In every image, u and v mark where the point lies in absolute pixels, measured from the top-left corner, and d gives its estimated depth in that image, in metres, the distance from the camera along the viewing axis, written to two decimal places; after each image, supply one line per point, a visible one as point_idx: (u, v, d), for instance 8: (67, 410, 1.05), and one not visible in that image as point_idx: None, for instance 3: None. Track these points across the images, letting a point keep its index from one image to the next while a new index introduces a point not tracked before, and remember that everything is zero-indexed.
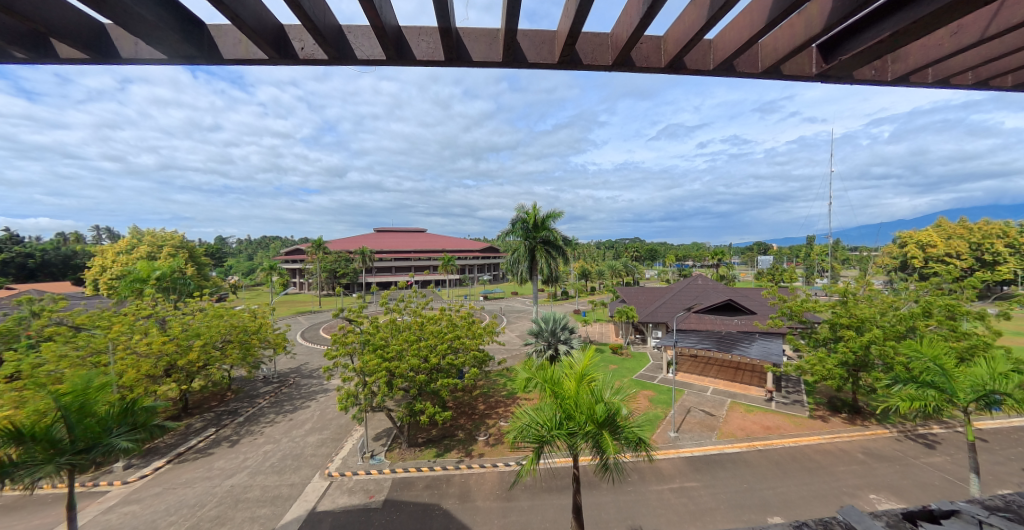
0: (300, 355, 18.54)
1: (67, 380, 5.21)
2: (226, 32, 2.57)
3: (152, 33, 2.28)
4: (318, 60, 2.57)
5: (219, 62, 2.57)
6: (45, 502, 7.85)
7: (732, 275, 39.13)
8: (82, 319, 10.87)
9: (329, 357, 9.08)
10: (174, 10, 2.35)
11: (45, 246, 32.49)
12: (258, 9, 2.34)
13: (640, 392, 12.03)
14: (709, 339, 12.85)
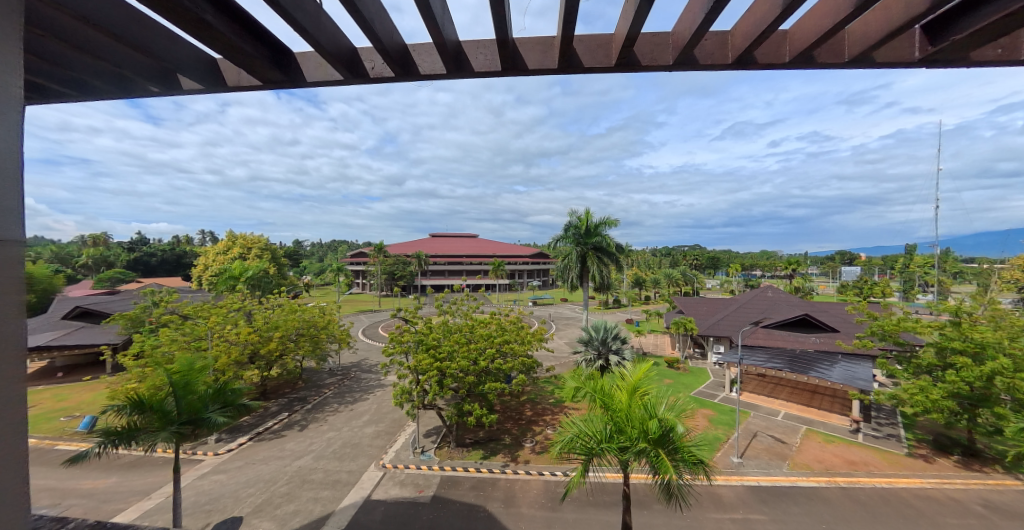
0: (362, 351, 19.72)
1: (177, 360, 5.90)
2: (309, 57, 2.79)
3: (250, 64, 2.54)
4: (386, 78, 2.71)
5: (303, 84, 2.80)
6: (157, 464, 9.02)
7: (811, 289, 35.42)
8: (188, 309, 12.47)
9: (386, 353, 9.53)
10: (264, 43, 2.57)
11: (161, 245, 37.88)
12: (335, 34, 2.51)
13: (699, 410, 11.30)
14: (781, 358, 11.68)
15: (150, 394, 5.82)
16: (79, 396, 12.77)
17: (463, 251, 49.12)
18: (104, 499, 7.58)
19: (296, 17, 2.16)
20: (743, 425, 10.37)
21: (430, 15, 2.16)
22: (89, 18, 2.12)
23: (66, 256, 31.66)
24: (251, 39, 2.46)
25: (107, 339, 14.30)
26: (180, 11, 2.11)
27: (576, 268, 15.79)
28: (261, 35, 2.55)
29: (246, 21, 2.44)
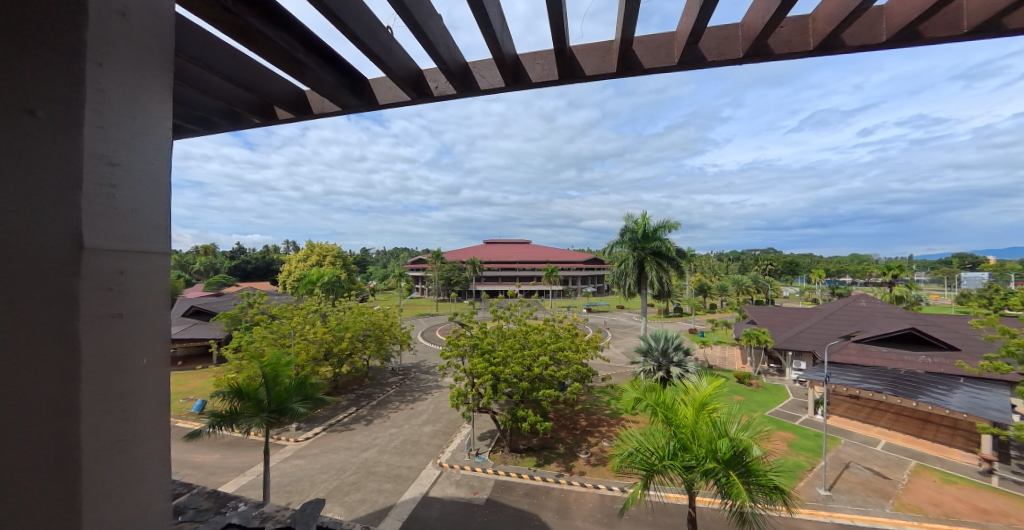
0: (421, 352, 20.54)
1: (269, 354, 6.59)
2: (381, 83, 3.00)
3: (332, 93, 2.86)
4: (449, 96, 2.80)
5: (376, 107, 3.05)
6: (250, 445, 10.06)
7: (916, 299, 30.76)
8: (276, 310, 13.90)
9: (443, 356, 9.85)
10: (343, 73, 2.86)
11: (252, 253, 42.69)
12: (404, 59, 2.66)
13: (777, 432, 10.26)
14: (879, 379, 10.24)
15: (245, 382, 6.60)
16: (191, 381, 14.71)
17: (517, 257, 49.53)
18: (210, 472, 8.60)
19: (369, 46, 2.29)
20: (831, 454, 9.25)
21: (490, 30, 2.17)
22: (213, 66, 2.56)
23: (183, 262, 36.96)
24: (334, 71, 2.76)
25: (212, 334, 16.34)
26: (280, 51, 2.43)
27: (633, 274, 15.20)
28: (342, 67, 2.84)
29: (330, 55, 2.73)
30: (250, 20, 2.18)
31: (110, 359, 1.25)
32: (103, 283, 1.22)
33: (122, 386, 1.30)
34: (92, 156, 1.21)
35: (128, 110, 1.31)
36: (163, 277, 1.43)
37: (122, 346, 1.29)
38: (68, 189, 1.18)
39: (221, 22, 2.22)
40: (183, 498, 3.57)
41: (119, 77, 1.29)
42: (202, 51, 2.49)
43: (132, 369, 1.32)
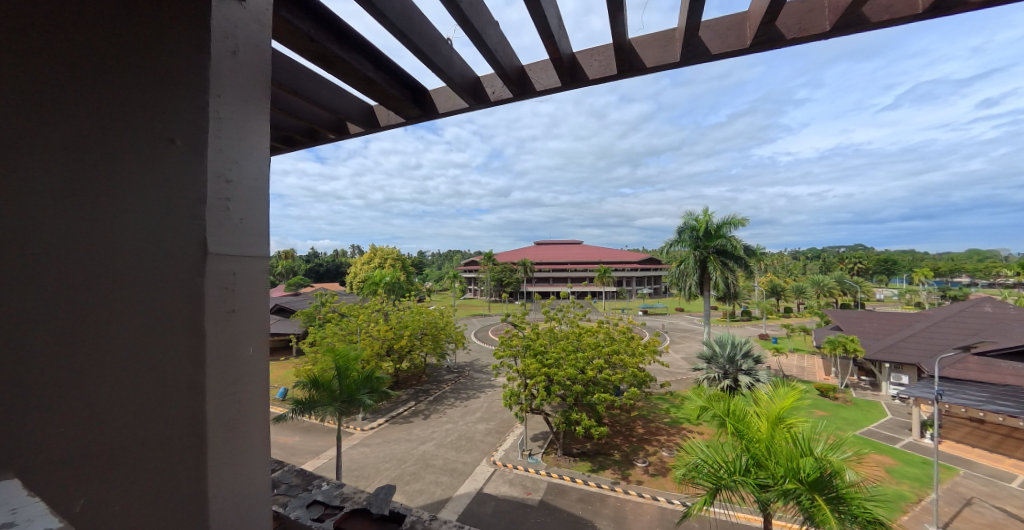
0: (475, 352, 20.96)
1: (340, 348, 7.11)
2: (440, 92, 3.09)
3: (396, 105, 3.01)
4: (506, 99, 2.80)
5: (436, 115, 3.14)
6: (324, 430, 10.92)
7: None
8: (344, 309, 15.00)
9: (497, 356, 9.97)
10: (405, 86, 2.98)
11: (323, 257, 46.45)
12: (462, 67, 2.70)
13: (873, 455, 9.06)
14: (1013, 400, 8.63)
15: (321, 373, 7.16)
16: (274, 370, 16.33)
17: (568, 257, 48.89)
18: (291, 452, 9.45)
19: (431, 58, 2.35)
20: (946, 487, 7.97)
21: (547, 29, 2.13)
22: (296, 90, 2.75)
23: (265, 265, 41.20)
24: (398, 85, 2.90)
25: (290, 329, 18.00)
26: (352, 71, 2.56)
27: (695, 274, 14.32)
28: (403, 80, 2.95)
29: (393, 70, 2.85)
30: (326, 44, 2.34)
31: (225, 343, 1.50)
32: (221, 283, 1.47)
33: (235, 365, 1.55)
34: (213, 177, 1.44)
35: (236, 136, 1.53)
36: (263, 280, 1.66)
37: (236, 336, 1.55)
38: (197, 204, 1.42)
39: (303, 50, 2.37)
40: (278, 473, 3.95)
41: (231, 109, 1.52)
42: (289, 77, 2.72)
43: (240, 356, 1.57)
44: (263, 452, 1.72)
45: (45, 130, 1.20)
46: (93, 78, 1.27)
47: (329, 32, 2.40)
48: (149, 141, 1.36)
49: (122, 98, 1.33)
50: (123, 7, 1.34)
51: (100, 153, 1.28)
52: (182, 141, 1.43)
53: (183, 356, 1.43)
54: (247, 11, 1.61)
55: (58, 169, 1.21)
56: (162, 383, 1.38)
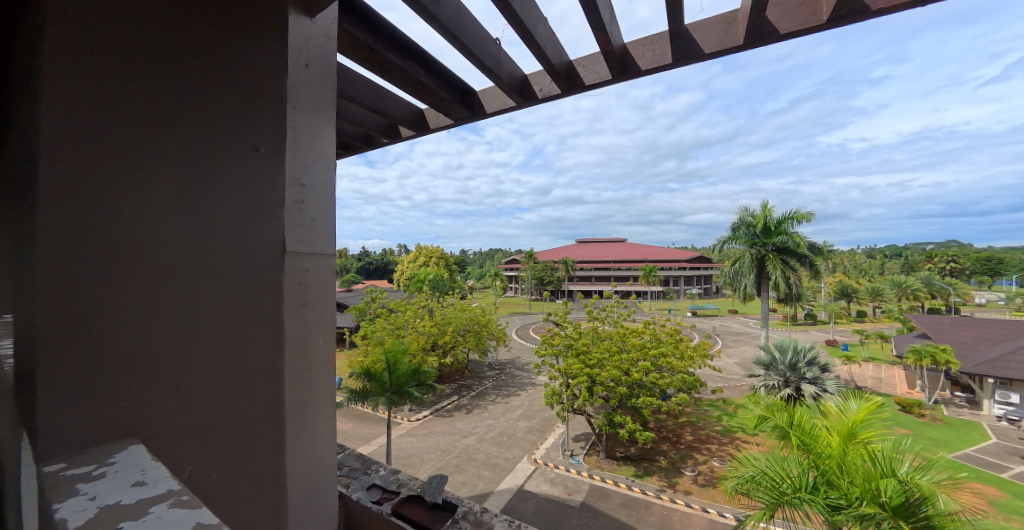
0: (516, 349, 21.10)
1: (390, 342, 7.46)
2: (488, 92, 3.13)
3: (446, 108, 3.09)
4: (553, 96, 2.78)
5: (483, 115, 3.19)
6: (373, 419, 11.51)
7: None
8: (393, 304, 15.69)
9: (539, 354, 9.97)
10: (453, 88, 3.06)
11: (372, 255, 48.82)
12: (509, 66, 2.73)
13: (968, 483, 8.04)
14: None
15: (372, 365, 7.56)
16: None
17: (612, 256, 47.68)
18: (344, 438, 10.06)
19: (482, 59, 2.41)
20: None
21: (599, 20, 2.10)
22: (354, 97, 2.92)
23: None
24: (447, 88, 2.99)
25: (343, 323, 19.13)
26: (407, 77, 2.68)
27: (751, 274, 13.42)
28: (451, 82, 3.03)
29: (443, 73, 2.94)
30: (383, 52, 2.47)
31: (297, 323, 1.80)
32: (297, 278, 1.77)
33: (306, 343, 1.86)
34: (294, 184, 1.74)
35: (307, 148, 1.83)
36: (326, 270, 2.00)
37: (306, 323, 1.86)
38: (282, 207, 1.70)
39: (361, 59, 2.52)
40: (341, 456, 4.24)
41: (304, 120, 1.80)
42: (348, 85, 2.88)
43: (311, 342, 1.89)
44: (325, 416, 2.03)
45: (163, 144, 1.36)
46: (199, 98, 1.44)
47: (385, 40, 2.52)
48: (241, 151, 1.54)
49: (223, 112, 1.51)
50: (219, 26, 1.50)
51: (204, 164, 1.45)
52: (266, 149, 1.62)
53: (271, 342, 1.67)
54: (317, 27, 1.88)
55: (170, 179, 1.37)
56: (255, 363, 1.63)
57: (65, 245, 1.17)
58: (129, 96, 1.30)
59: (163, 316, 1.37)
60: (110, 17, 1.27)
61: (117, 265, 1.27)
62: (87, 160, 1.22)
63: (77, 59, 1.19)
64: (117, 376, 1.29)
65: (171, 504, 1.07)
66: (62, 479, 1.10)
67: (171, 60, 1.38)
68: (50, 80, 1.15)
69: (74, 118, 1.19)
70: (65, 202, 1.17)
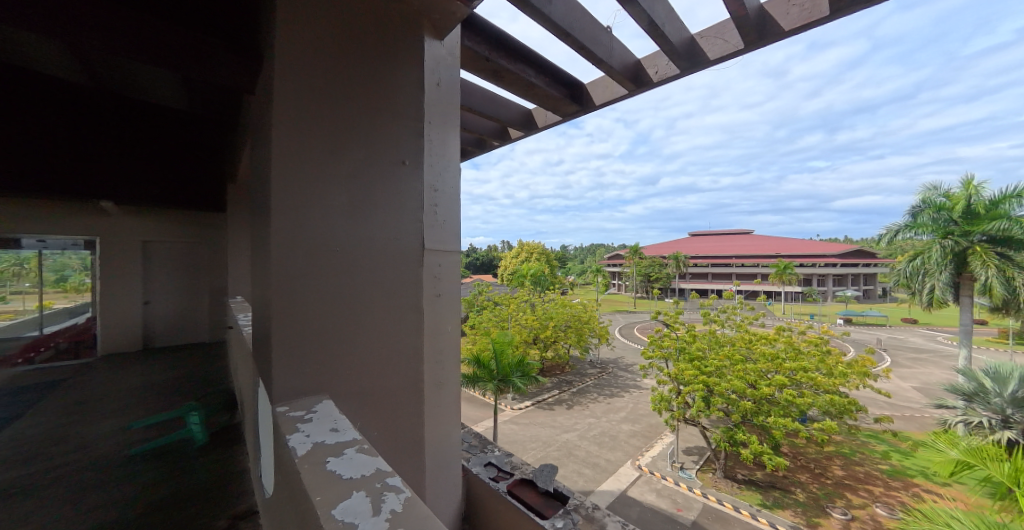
0: (619, 349, 20.30)
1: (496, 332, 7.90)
2: (597, 83, 3.06)
3: (555, 105, 3.13)
4: (671, 77, 2.58)
5: (593, 108, 3.13)
6: (480, 404, 12.34)
7: None
8: (498, 298, 16.54)
9: (646, 356, 9.42)
10: (563, 84, 3.06)
11: (480, 251, 52.01)
12: (621, 51, 2.62)
13: None
14: None
15: (480, 353, 8.07)
16: None
17: (734, 251, 42.27)
18: None
19: (594, 51, 2.38)
20: None
21: None
22: (470, 106, 3.15)
23: None
24: (557, 85, 3.01)
25: None
26: (519, 81, 2.79)
27: (947, 272, 10.48)
28: (561, 79, 3.04)
29: (552, 71, 2.96)
30: (498, 61, 2.61)
31: (432, 312, 2.03)
32: (433, 273, 2.02)
33: (438, 331, 2.10)
34: (430, 191, 1.98)
35: (439, 160, 2.07)
36: (453, 268, 2.22)
37: (439, 313, 2.09)
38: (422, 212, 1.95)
39: (478, 70, 2.70)
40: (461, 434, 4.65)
41: (436, 136, 2.04)
42: (465, 95, 3.12)
43: (441, 331, 2.12)
44: (452, 397, 2.26)
45: (341, 163, 1.67)
46: (363, 122, 1.73)
47: (499, 48, 2.65)
48: (391, 164, 1.80)
49: (381, 132, 1.78)
50: (377, 60, 1.76)
51: (368, 177, 1.74)
52: (409, 161, 1.86)
53: (414, 328, 1.92)
54: (445, 47, 2.09)
55: (346, 191, 1.69)
56: (404, 346, 1.89)
57: (282, 244, 1.54)
58: (320, 127, 1.62)
59: (342, 302, 1.69)
60: (306, 63, 1.59)
61: (316, 259, 1.62)
62: (295, 178, 1.57)
63: (290, 103, 1.56)
64: (316, 347, 1.63)
65: (358, 449, 1.33)
66: (287, 419, 1.46)
67: (345, 94, 1.68)
68: (277, 121, 1.53)
69: (289, 147, 1.55)
70: (286, 211, 1.54)
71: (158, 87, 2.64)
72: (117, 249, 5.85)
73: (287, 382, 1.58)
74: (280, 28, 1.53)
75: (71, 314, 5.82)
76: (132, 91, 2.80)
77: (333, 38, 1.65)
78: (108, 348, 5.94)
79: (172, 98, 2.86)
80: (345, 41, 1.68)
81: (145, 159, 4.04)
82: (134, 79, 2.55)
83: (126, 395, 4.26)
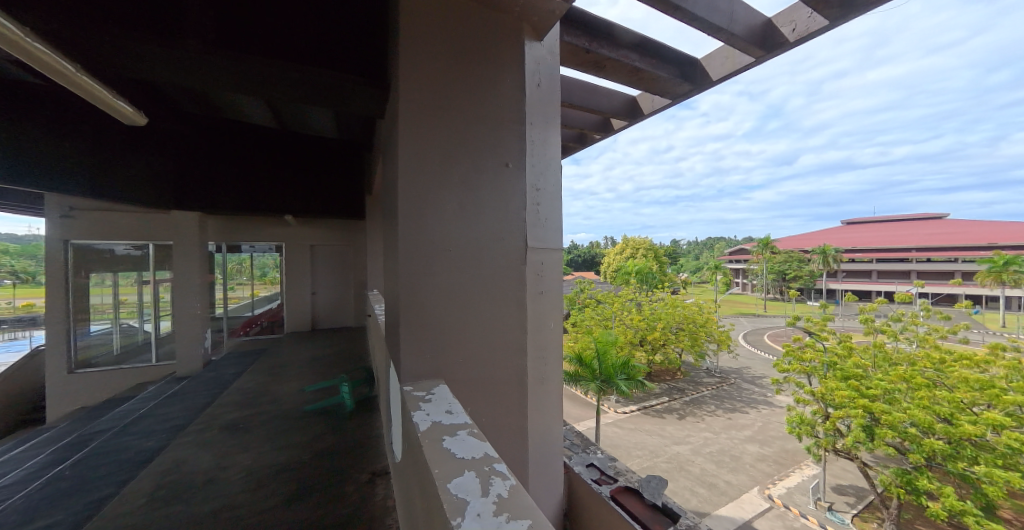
0: (743, 357, 17.98)
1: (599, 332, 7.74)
2: (715, 56, 2.76)
3: (664, 87, 2.93)
4: (814, 31, 2.19)
5: (710, 85, 2.84)
6: (583, 403, 12.24)
7: None
8: (601, 296, 16.14)
9: (781, 369, 8.21)
10: (672, 63, 2.84)
11: (582, 248, 51.32)
12: (746, 13, 2.32)
13: None
14: None
15: (583, 351, 7.99)
16: None
17: (905, 243, 33.84)
18: None
19: (709, 19, 2.16)
20: None
21: None
22: (571, 101, 3.15)
23: None
24: (665, 64, 2.80)
25: None
26: (622, 67, 2.69)
27: None
28: (670, 57, 2.82)
29: (659, 51, 2.78)
30: (599, 50, 2.55)
31: (535, 309, 2.10)
32: (536, 270, 2.09)
33: (540, 328, 2.16)
34: (530, 190, 2.04)
35: (540, 161, 2.12)
36: (555, 266, 2.26)
37: (541, 310, 2.15)
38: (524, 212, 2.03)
39: (578, 63, 2.69)
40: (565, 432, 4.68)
41: (536, 135, 2.10)
42: (565, 91, 3.13)
43: (544, 328, 2.18)
44: (555, 393, 2.31)
45: (451, 170, 1.84)
46: (468, 131, 1.86)
47: (601, 37, 2.59)
48: (496, 167, 1.91)
49: (485, 138, 1.90)
50: (481, 71, 1.88)
51: (475, 182, 1.88)
52: (512, 163, 1.95)
53: (518, 323, 2.01)
54: (544, 47, 2.12)
55: (456, 196, 1.84)
56: (509, 340, 1.99)
57: (405, 245, 1.76)
58: (433, 139, 1.81)
59: (454, 296, 1.85)
60: (422, 83, 1.78)
61: (432, 259, 1.81)
62: (415, 187, 1.77)
63: (410, 120, 1.77)
64: (433, 336, 1.83)
65: (469, 432, 1.46)
66: (411, 397, 1.68)
67: (454, 107, 1.84)
68: (401, 138, 1.76)
69: (409, 160, 1.76)
70: (408, 217, 1.76)
71: (321, 122, 3.28)
72: (294, 251, 7.41)
73: (411, 366, 1.80)
74: (403, 56, 1.74)
75: (270, 299, 7.55)
76: (304, 128, 3.52)
77: (444, 57, 1.81)
78: (292, 326, 7.51)
79: (329, 130, 3.51)
80: (453, 57, 1.83)
81: (309, 180, 5.03)
82: (307, 119, 3.21)
83: (297, 365, 5.33)
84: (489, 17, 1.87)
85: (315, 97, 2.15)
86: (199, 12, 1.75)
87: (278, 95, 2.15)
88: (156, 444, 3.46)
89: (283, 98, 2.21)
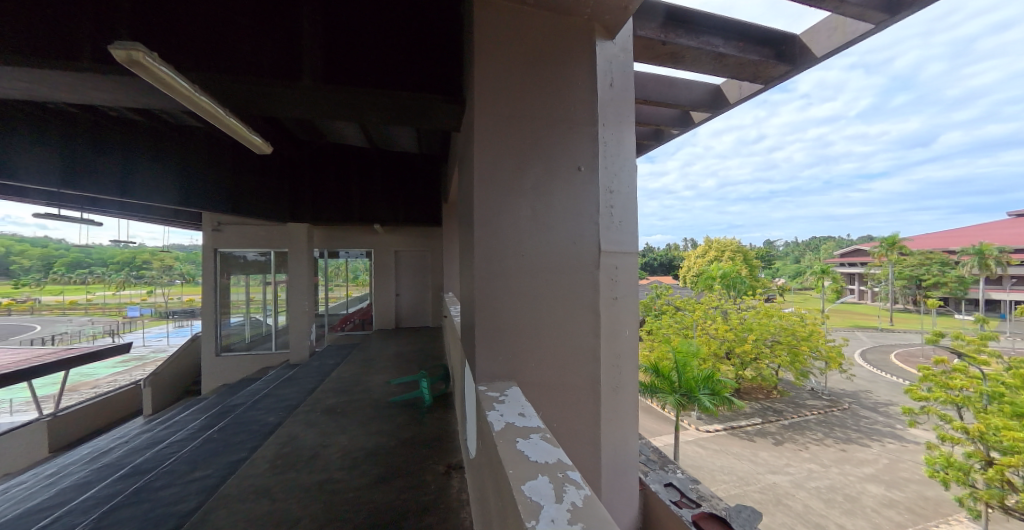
0: (860, 379, 15.44)
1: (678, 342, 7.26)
2: (818, 29, 2.45)
3: (756, 70, 2.66)
4: None
5: (812, 61, 2.52)
6: (661, 417, 11.54)
7: None
8: (681, 303, 15.12)
9: (917, 398, 6.83)
10: (765, 43, 2.57)
11: (659, 252, 48.53)
12: None
13: None
14: None
15: (661, 362, 7.53)
16: None
17: None
18: None
19: None
20: None
21: None
22: (646, 97, 3.03)
23: None
24: (756, 46, 2.55)
25: None
26: (703, 55, 2.52)
27: None
28: (762, 37, 2.56)
29: (748, 32, 2.54)
30: (677, 40, 2.41)
31: (609, 314, 2.05)
32: (610, 274, 2.04)
33: (615, 335, 2.10)
34: (604, 193, 2.00)
35: (614, 163, 2.08)
36: (630, 270, 2.19)
37: (616, 315, 2.09)
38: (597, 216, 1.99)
39: (654, 57, 2.58)
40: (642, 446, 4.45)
41: (610, 136, 2.06)
42: (639, 87, 3.01)
43: (619, 335, 2.11)
44: (631, 402, 2.22)
45: (524, 177, 1.87)
46: (541, 137, 1.89)
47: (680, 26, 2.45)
48: (568, 171, 1.92)
49: (557, 143, 1.91)
50: (553, 77, 1.90)
51: (547, 186, 1.89)
52: (585, 167, 1.94)
53: (591, 328, 1.98)
54: (617, 45, 2.08)
55: (529, 202, 1.88)
56: (582, 346, 1.96)
57: (481, 250, 1.83)
58: (507, 147, 1.86)
59: (527, 300, 1.88)
60: (496, 94, 1.85)
61: (506, 263, 1.86)
62: (490, 193, 1.84)
63: (485, 130, 1.84)
64: (506, 339, 1.87)
65: (542, 436, 1.46)
66: (486, 397, 1.73)
67: (527, 114, 1.88)
68: (477, 148, 1.84)
69: (484, 168, 1.84)
70: (483, 224, 1.83)
71: (407, 140, 3.59)
72: (382, 257, 8.12)
73: (486, 367, 1.86)
74: (479, 69, 1.82)
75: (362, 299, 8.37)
76: (392, 146, 3.86)
77: (516, 67, 1.86)
78: (379, 324, 8.21)
79: (412, 146, 3.82)
80: (526, 66, 1.87)
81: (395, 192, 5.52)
82: (395, 138, 3.54)
83: (384, 361, 5.82)
84: (561, 23, 1.89)
85: (401, 116, 2.35)
86: (310, 53, 2.03)
87: (370, 117, 2.39)
88: (274, 419, 4.03)
89: (375, 120, 2.45)
